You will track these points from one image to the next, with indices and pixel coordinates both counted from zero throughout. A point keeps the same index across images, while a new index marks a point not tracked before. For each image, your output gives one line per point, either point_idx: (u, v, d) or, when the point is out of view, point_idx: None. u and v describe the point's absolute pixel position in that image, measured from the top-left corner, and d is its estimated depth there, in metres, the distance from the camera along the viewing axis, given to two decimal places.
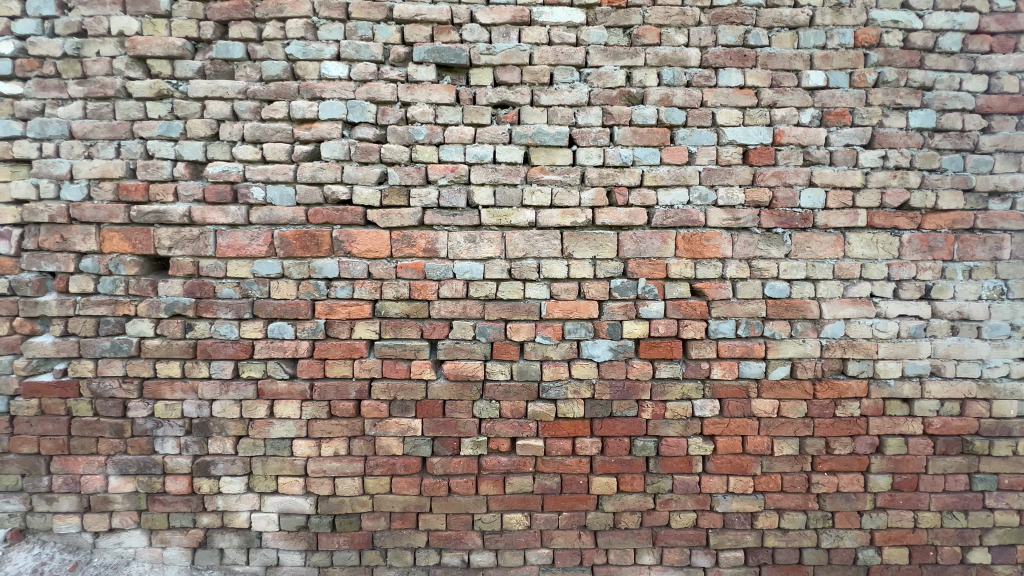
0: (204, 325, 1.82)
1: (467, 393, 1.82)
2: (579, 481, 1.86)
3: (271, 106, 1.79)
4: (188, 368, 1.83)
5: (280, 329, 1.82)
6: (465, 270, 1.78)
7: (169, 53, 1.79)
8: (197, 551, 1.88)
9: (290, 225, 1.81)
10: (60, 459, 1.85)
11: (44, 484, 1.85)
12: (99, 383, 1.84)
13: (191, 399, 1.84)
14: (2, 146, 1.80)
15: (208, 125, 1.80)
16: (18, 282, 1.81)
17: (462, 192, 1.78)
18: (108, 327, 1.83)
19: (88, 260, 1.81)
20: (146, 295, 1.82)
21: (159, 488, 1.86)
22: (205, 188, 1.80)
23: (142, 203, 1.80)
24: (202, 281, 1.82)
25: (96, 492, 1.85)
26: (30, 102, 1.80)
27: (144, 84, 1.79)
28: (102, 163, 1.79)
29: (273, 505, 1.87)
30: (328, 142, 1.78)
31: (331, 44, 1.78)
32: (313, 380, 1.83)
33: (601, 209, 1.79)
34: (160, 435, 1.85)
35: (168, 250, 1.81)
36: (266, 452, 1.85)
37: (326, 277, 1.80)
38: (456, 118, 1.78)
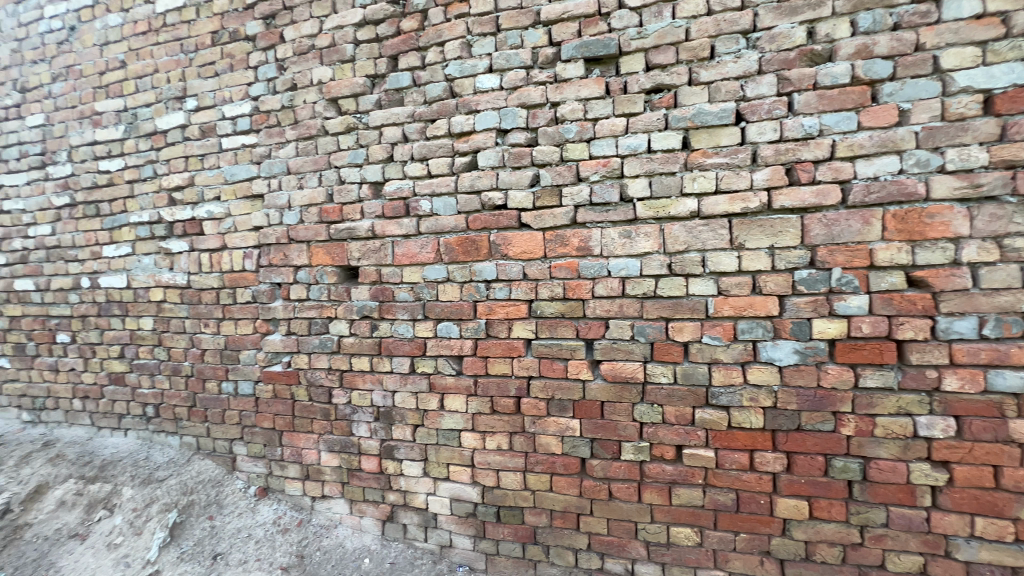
0: (387, 326, 2.07)
1: (627, 395, 1.75)
2: (760, 500, 1.64)
3: (434, 124, 1.96)
4: (375, 363, 2.10)
5: (447, 329, 1.97)
6: (620, 267, 1.72)
7: (354, 92, 2.08)
8: (386, 524, 2.14)
9: (453, 232, 1.95)
10: (288, 434, 2.28)
11: (278, 453, 2.31)
12: (312, 373, 2.22)
13: (379, 389, 2.11)
14: (245, 185, 2.29)
15: (385, 149, 2.04)
16: (258, 291, 2.29)
17: (616, 185, 1.72)
18: (317, 326, 2.20)
19: (302, 272, 2.20)
20: (343, 300, 2.14)
21: (356, 465, 2.17)
22: (384, 205, 2.04)
23: (337, 222, 2.13)
24: (383, 287, 2.07)
25: (313, 463, 2.24)
26: (262, 148, 2.26)
27: (337, 121, 2.11)
28: (310, 191, 2.17)
29: (446, 490, 2.03)
30: (484, 151, 1.88)
31: (484, 58, 1.87)
32: (476, 377, 1.95)
33: (779, 190, 1.56)
34: (356, 419, 2.16)
35: (358, 261, 2.10)
36: (438, 441, 2.03)
37: (486, 279, 1.90)
38: (607, 111, 1.72)
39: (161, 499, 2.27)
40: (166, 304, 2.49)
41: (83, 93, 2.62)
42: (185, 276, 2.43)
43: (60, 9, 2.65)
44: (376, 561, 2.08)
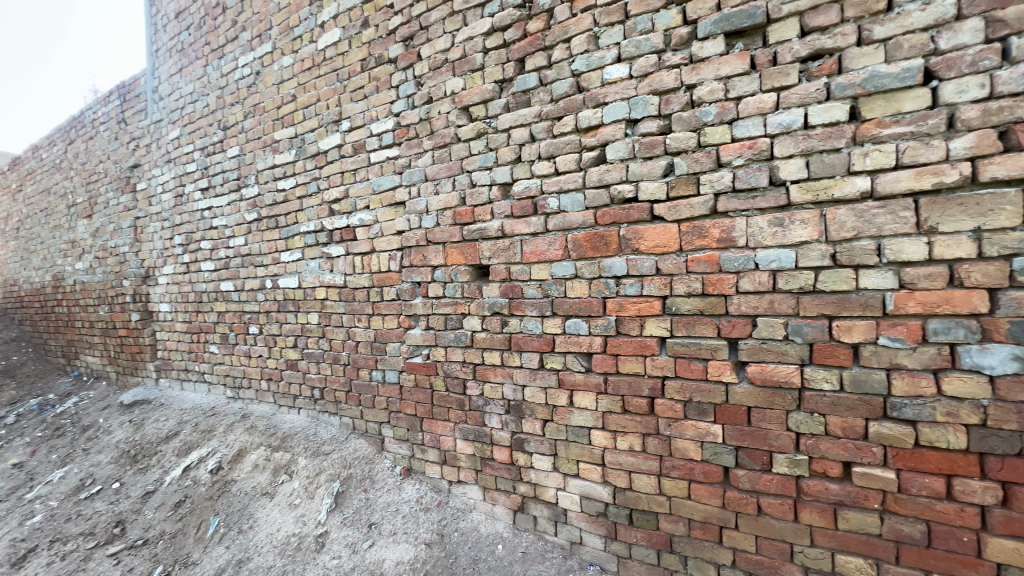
0: (516, 322, 2.13)
1: (779, 402, 1.57)
2: (961, 537, 1.35)
3: (561, 122, 1.96)
4: (505, 357, 2.18)
5: (576, 325, 1.97)
6: (770, 259, 1.55)
7: (484, 98, 2.18)
8: (517, 514, 2.21)
9: (581, 229, 1.94)
10: (428, 421, 2.48)
11: (420, 437, 2.51)
12: (448, 365, 2.37)
13: (509, 383, 2.18)
14: (390, 194, 2.54)
15: (513, 150, 2.10)
16: (402, 289, 2.52)
17: (765, 168, 1.55)
18: (452, 322, 2.35)
19: (439, 271, 2.37)
20: (475, 297, 2.26)
21: (489, 454, 2.27)
22: (513, 205, 2.11)
23: (470, 223, 2.25)
24: (512, 284, 2.14)
25: (450, 449, 2.40)
26: (403, 159, 2.48)
27: (469, 128, 2.23)
28: (445, 196, 2.32)
29: (576, 487, 2.03)
30: (613, 144, 1.84)
31: (612, 48, 1.83)
32: (606, 374, 1.91)
33: (988, 159, 1.27)
34: (489, 411, 2.26)
35: (488, 259, 2.20)
36: (567, 437, 2.03)
37: (616, 275, 1.85)
38: (753, 88, 1.57)
39: (328, 470, 2.63)
40: (328, 301, 2.86)
41: (266, 126, 3.14)
42: (343, 277, 2.78)
43: (249, 58, 3.21)
44: (509, 548, 2.15)
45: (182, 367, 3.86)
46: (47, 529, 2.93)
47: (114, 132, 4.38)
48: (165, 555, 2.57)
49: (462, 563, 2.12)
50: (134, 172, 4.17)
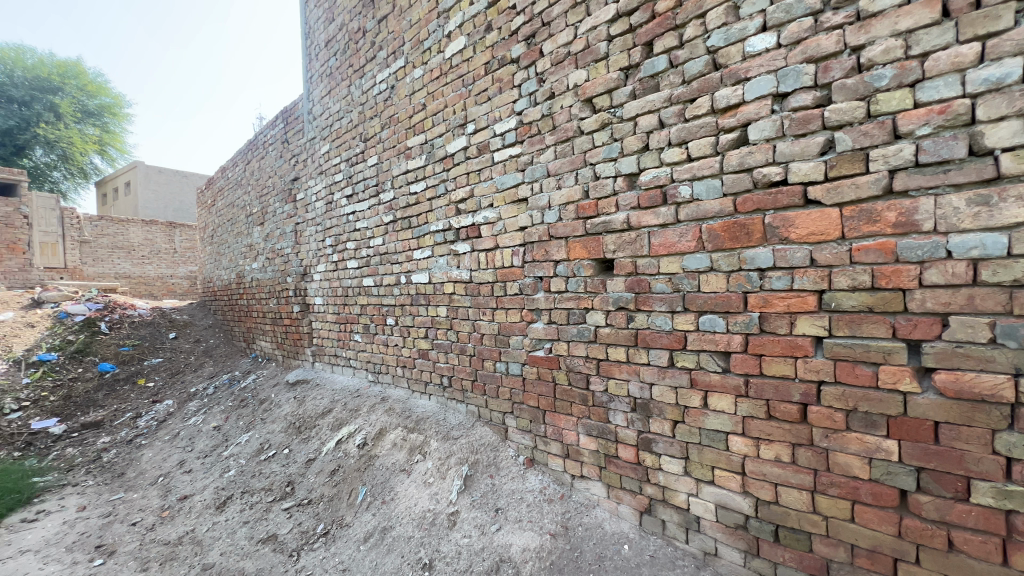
0: (643, 317, 2.06)
1: (981, 418, 1.30)
2: None
3: (695, 104, 1.84)
4: (631, 353, 2.11)
5: (712, 322, 1.83)
6: (970, 246, 1.28)
7: (608, 88, 2.13)
8: (644, 515, 2.13)
9: (717, 218, 1.80)
10: (551, 413, 2.51)
11: (542, 429, 2.56)
12: (571, 360, 2.37)
13: (635, 380, 2.11)
14: (513, 191, 2.61)
15: (640, 139, 2.02)
16: (525, 284, 2.58)
17: (963, 136, 1.29)
18: (575, 316, 2.35)
19: (561, 266, 2.38)
20: (599, 291, 2.22)
21: (614, 451, 2.23)
22: (640, 196, 2.03)
23: (593, 217, 2.22)
24: (639, 278, 2.06)
25: (573, 444, 2.41)
26: (526, 156, 2.53)
27: (592, 119, 2.20)
28: (568, 190, 2.32)
29: (711, 495, 1.90)
30: (757, 123, 1.67)
31: (756, 17, 1.66)
32: (747, 376, 1.76)
33: None
34: (613, 407, 2.21)
35: (613, 253, 2.15)
36: (701, 441, 1.91)
37: (760, 268, 1.69)
38: (945, 40, 1.31)
39: (457, 453, 2.80)
40: (455, 295, 3.04)
41: (399, 134, 3.43)
42: (469, 272, 2.93)
43: (385, 74, 3.53)
44: (635, 549, 2.08)
45: (332, 352, 4.41)
46: (239, 482, 3.57)
47: (279, 151, 5.15)
48: (324, 515, 2.94)
49: (588, 558, 2.10)
50: (295, 184, 4.85)
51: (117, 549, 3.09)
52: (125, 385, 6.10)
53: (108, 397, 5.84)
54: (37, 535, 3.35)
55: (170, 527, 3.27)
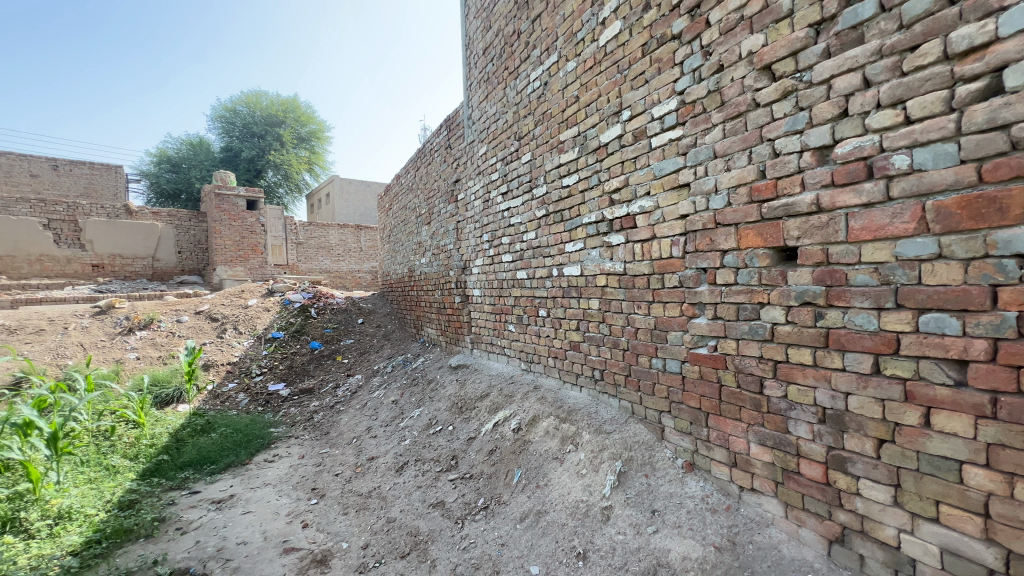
0: (836, 314, 1.75)
1: None
2: None
3: (917, 53, 1.50)
4: (820, 356, 1.82)
5: (938, 322, 1.48)
6: None
7: (792, 50, 1.86)
8: (834, 545, 1.83)
9: (950, 192, 1.44)
10: (715, 417, 2.31)
11: (704, 433, 2.37)
12: (741, 360, 2.14)
13: (824, 388, 1.82)
14: (673, 177, 2.45)
15: (836, 104, 1.72)
16: (685, 276, 2.41)
17: None
18: (746, 312, 2.11)
19: (730, 256, 2.16)
20: (777, 284, 1.96)
21: (794, 467, 1.95)
22: (834, 172, 1.73)
23: (771, 199, 1.97)
24: (832, 269, 1.76)
25: (742, 452, 2.18)
26: (688, 138, 2.35)
27: (771, 89, 1.94)
28: (739, 171, 2.09)
29: (933, 535, 1.54)
30: (1019, 64, 1.29)
31: None
32: (994, 391, 1.38)
33: None
34: (794, 417, 1.94)
35: (798, 240, 1.87)
36: (919, 467, 1.56)
37: (1018, 254, 1.30)
38: None
39: (610, 448, 2.75)
40: (608, 288, 2.99)
41: (552, 129, 3.49)
42: (623, 264, 2.85)
43: (539, 72, 3.62)
44: None
45: (488, 341, 4.73)
46: (413, 450, 4.06)
47: (443, 156, 5.67)
48: (484, 490, 3.17)
49: None
50: (457, 185, 5.30)
51: (326, 494, 3.78)
52: (328, 360, 7.42)
53: (317, 369, 7.18)
54: (274, 473, 4.29)
55: (362, 481, 3.88)
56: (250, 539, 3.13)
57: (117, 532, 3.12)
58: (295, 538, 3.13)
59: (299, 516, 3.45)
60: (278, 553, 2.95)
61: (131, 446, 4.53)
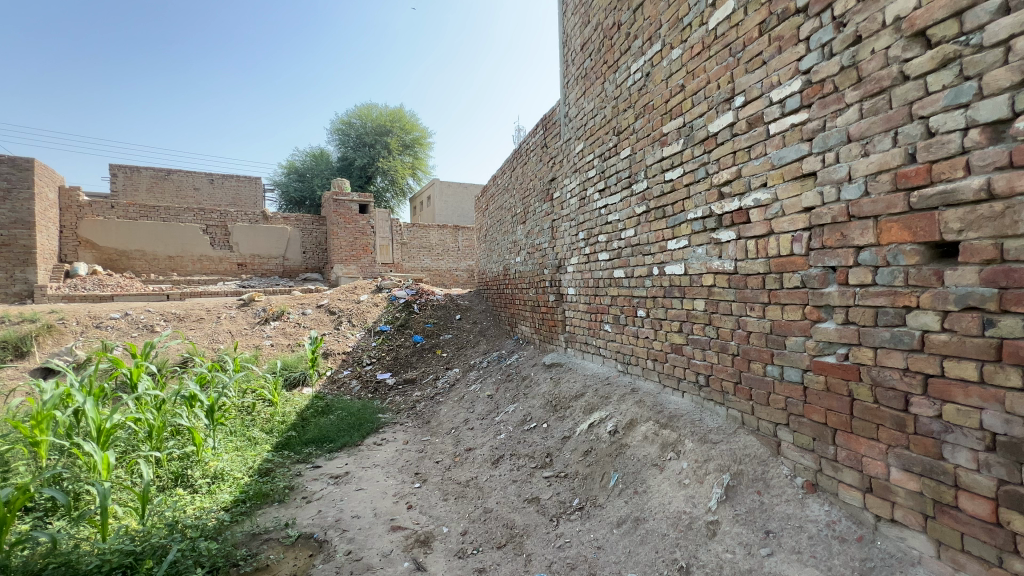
0: (1013, 322, 1.46)
1: None
2: None
3: None
4: (988, 371, 1.53)
5: None
6: None
7: (955, 11, 1.58)
8: None
9: None
10: (844, 434, 2.05)
11: (831, 452, 2.11)
12: (879, 371, 1.88)
13: (994, 409, 1.53)
14: (795, 166, 2.22)
15: (1017, 70, 1.44)
16: (809, 276, 2.17)
17: None
18: (888, 317, 1.84)
19: (867, 253, 1.90)
20: (929, 285, 1.69)
21: (950, 500, 1.67)
22: (1013, 151, 1.45)
23: (923, 187, 1.70)
24: (1008, 268, 1.47)
25: (879, 477, 1.91)
26: (814, 122, 2.11)
27: (925, 59, 1.68)
28: (880, 156, 1.83)
29: None
30: None
31: None
32: None
33: None
34: (951, 441, 1.65)
35: (959, 234, 1.60)
36: None
37: None
38: None
39: (716, 459, 2.58)
40: (716, 288, 2.79)
41: (654, 122, 3.34)
42: (733, 262, 2.64)
43: (640, 63, 3.49)
44: None
45: (583, 340, 4.67)
46: (508, 444, 4.16)
47: (539, 155, 5.72)
48: (579, 491, 3.14)
49: None
50: (553, 184, 5.31)
51: (428, 479, 4.01)
52: (429, 353, 7.87)
53: (419, 361, 7.65)
54: (383, 455, 4.66)
55: (461, 470, 4.05)
56: (363, 514, 3.42)
57: (257, 494, 3.61)
58: (400, 518, 3.37)
59: (404, 497, 3.70)
60: (386, 530, 3.20)
61: (268, 422, 5.22)
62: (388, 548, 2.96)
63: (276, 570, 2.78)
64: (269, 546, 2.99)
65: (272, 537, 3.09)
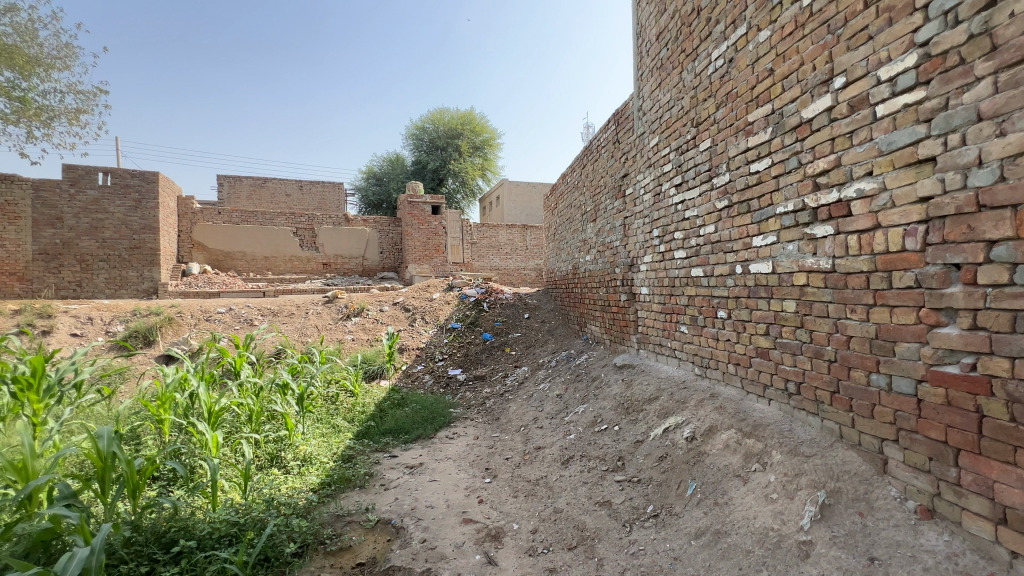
0: None
1: None
2: None
3: None
4: None
5: None
6: None
7: None
8: None
9: None
10: (970, 456, 1.80)
11: (952, 475, 1.86)
12: (1016, 385, 1.62)
13: None
14: (909, 151, 1.97)
15: None
16: (925, 275, 1.92)
17: None
18: None
19: (1002, 248, 1.65)
20: None
21: None
22: None
23: None
24: None
25: (1016, 508, 1.65)
26: (934, 101, 1.87)
27: None
28: (1021, 135, 1.58)
29: None
30: None
31: None
32: None
33: None
34: None
35: None
36: None
37: None
38: None
39: (809, 474, 2.37)
40: (809, 288, 2.57)
41: (738, 111, 3.14)
42: (830, 260, 2.41)
43: (723, 49, 3.29)
44: None
45: (657, 341, 4.51)
46: (578, 445, 4.11)
47: (611, 151, 5.58)
48: (654, 497, 3.03)
49: None
50: (625, 181, 5.17)
51: (498, 475, 4.07)
52: (498, 351, 7.99)
53: (488, 358, 7.80)
54: (455, 448, 4.79)
55: (530, 468, 4.07)
56: (436, 504, 3.54)
57: (341, 479, 3.86)
58: (472, 511, 3.44)
59: (475, 491, 3.79)
60: (458, 522, 3.28)
61: (350, 411, 5.57)
62: (460, 540, 3.04)
63: (358, 551, 2.96)
64: (352, 528, 3.19)
65: (355, 519, 3.29)
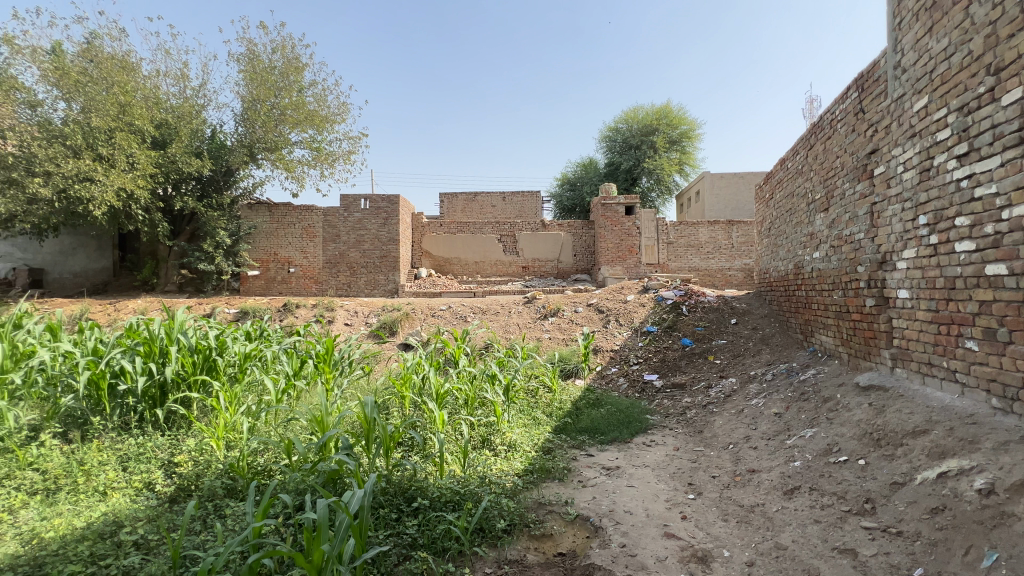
0: None
1: None
2: None
3: None
4: None
5: None
6: None
7: None
8: None
9: None
10: None
11: None
12: None
13: None
14: None
15: None
16: None
17: None
18: None
19: None
20: None
21: None
22: None
23: None
24: None
25: None
26: None
27: None
28: None
29: None
30: None
31: None
32: None
33: None
34: None
35: None
36: None
37: None
38: None
39: None
40: None
41: None
42: None
43: None
44: None
45: (927, 360, 3.51)
46: (806, 476, 3.48)
47: (850, 125, 4.60)
48: (924, 559, 2.36)
49: None
50: (873, 158, 4.20)
51: (703, 493, 3.74)
52: (700, 358, 7.36)
53: (688, 366, 7.27)
54: (653, 457, 4.60)
55: (742, 492, 3.62)
56: (635, 512, 3.45)
57: (542, 469, 4.09)
58: (674, 526, 3.24)
59: (677, 505, 3.56)
60: (659, 534, 3.13)
61: (548, 406, 5.87)
62: (662, 554, 2.89)
63: (559, 541, 3.08)
64: (553, 517, 3.35)
65: (556, 510, 3.45)
